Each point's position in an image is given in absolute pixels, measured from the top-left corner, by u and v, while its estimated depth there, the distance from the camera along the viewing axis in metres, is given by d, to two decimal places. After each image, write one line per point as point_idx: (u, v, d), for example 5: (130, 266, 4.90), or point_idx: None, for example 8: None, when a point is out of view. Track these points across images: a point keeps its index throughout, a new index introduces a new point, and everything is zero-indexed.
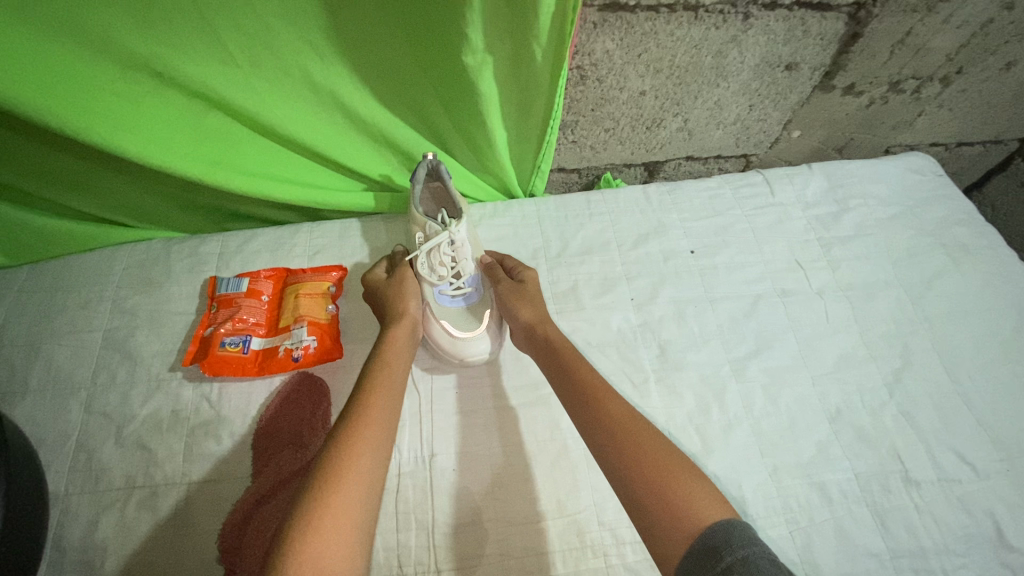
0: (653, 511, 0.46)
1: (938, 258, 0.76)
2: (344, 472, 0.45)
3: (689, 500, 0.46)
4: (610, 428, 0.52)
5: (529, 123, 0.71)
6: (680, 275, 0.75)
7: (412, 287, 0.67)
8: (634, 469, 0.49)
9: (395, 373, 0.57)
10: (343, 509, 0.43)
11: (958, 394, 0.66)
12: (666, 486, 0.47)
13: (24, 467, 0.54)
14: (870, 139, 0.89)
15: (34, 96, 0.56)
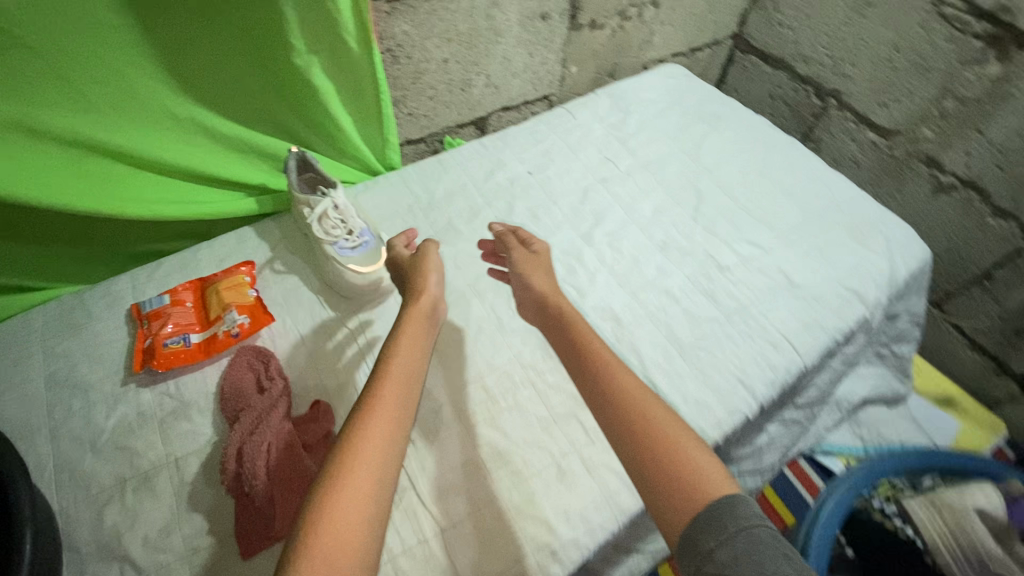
0: (657, 489, 0.49)
1: (698, 130, 1.12)
2: (353, 469, 0.47)
3: (695, 473, 0.49)
4: (629, 410, 0.54)
5: (366, 106, 0.83)
6: (526, 191, 0.96)
7: (432, 261, 0.69)
8: (644, 446, 0.52)
9: (408, 358, 0.58)
10: (353, 500, 0.46)
11: (739, 205, 0.98)
12: (678, 469, 0.50)
13: None
14: (627, 60, 1.19)
15: None
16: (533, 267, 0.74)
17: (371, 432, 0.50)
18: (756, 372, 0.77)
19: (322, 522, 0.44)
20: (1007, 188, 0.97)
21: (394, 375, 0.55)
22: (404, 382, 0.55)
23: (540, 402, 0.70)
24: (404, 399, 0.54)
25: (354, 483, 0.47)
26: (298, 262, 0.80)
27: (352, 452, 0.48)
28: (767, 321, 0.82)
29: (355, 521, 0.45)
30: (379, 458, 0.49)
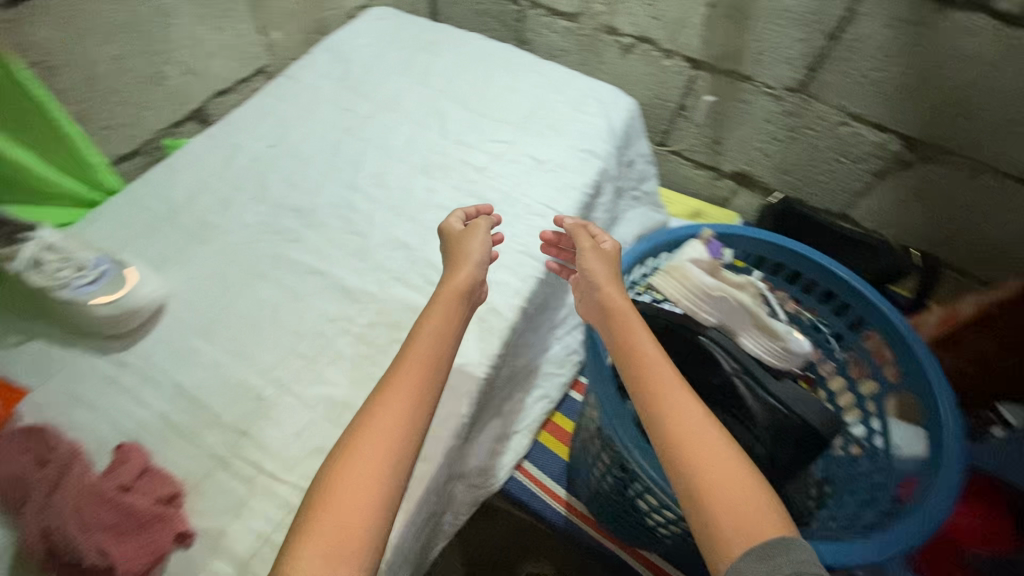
0: (710, 519, 0.52)
1: (421, 57, 1.17)
2: (371, 441, 0.54)
3: (749, 509, 0.52)
4: (679, 439, 0.57)
5: (38, 127, 0.75)
6: (274, 163, 0.93)
7: (470, 244, 0.73)
8: (676, 452, 0.56)
9: (430, 348, 0.63)
10: (368, 471, 0.53)
11: (477, 111, 1.07)
12: (717, 491, 0.53)
13: None
14: (328, 14, 1.20)
15: None
16: (597, 259, 0.74)
17: (381, 421, 0.56)
18: (533, 240, 0.89)
19: (327, 502, 0.51)
20: (665, 31, 1.21)
21: (413, 367, 0.60)
22: (426, 376, 0.60)
23: (358, 341, 0.72)
24: (419, 389, 0.59)
25: (355, 476, 0.52)
26: (39, 326, 0.71)
27: (358, 444, 0.54)
28: (528, 198, 0.94)
29: (354, 504, 0.51)
30: (382, 446, 0.54)
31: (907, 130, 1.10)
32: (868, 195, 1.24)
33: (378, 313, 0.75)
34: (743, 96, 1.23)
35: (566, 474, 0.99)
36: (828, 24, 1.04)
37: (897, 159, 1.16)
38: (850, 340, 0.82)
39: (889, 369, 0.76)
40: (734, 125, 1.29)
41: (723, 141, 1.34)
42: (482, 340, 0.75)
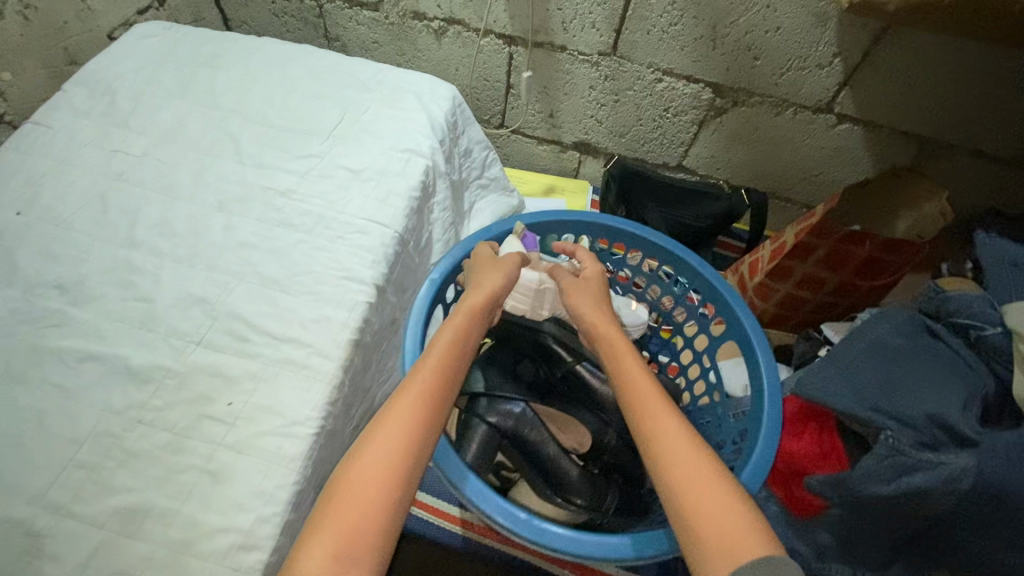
0: (693, 542, 0.49)
1: (203, 75, 1.02)
2: (377, 454, 0.53)
3: (732, 522, 0.48)
4: (679, 438, 0.55)
5: None
6: (22, 233, 0.76)
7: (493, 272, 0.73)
8: (665, 470, 0.54)
9: (451, 361, 0.63)
10: (368, 484, 0.52)
11: (278, 130, 0.96)
12: (704, 512, 0.50)
13: None
14: (77, 38, 1.02)
15: None
16: (585, 292, 0.73)
17: (396, 430, 0.55)
18: (358, 262, 0.80)
19: (336, 512, 0.50)
20: (469, 11, 1.16)
21: (421, 387, 0.59)
22: (444, 392, 0.60)
23: (155, 428, 0.62)
24: (435, 404, 0.59)
25: (369, 493, 0.51)
26: None
27: (374, 451, 0.54)
28: (344, 215, 0.85)
29: (358, 521, 0.49)
30: (394, 464, 0.53)
31: (714, 78, 1.15)
32: (695, 145, 1.30)
33: (175, 391, 0.65)
34: (563, 67, 1.22)
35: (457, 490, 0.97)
36: None
37: (712, 107, 1.21)
38: (675, 295, 0.86)
39: (710, 316, 0.81)
40: (562, 97, 1.28)
41: (557, 114, 1.33)
42: (308, 390, 0.67)
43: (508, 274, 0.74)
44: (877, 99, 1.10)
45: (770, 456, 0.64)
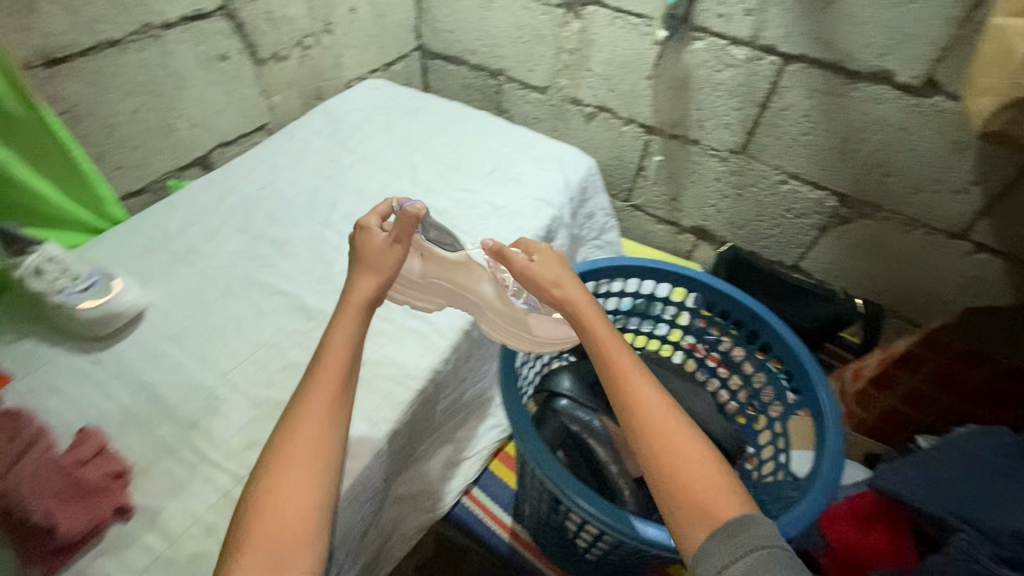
0: (679, 513, 0.57)
1: (403, 121, 1.33)
2: (280, 479, 0.55)
3: (713, 497, 0.57)
4: (651, 423, 0.60)
5: (53, 159, 0.87)
6: (260, 204, 1.06)
7: (390, 260, 0.69)
8: (653, 452, 0.60)
9: (338, 355, 0.63)
10: (279, 504, 0.54)
11: (446, 168, 1.20)
12: (693, 492, 0.57)
13: None
14: (328, 82, 1.38)
15: None
16: (547, 261, 0.71)
17: (305, 419, 0.58)
18: None
19: (268, 505, 0.54)
20: (620, 102, 1.36)
21: (317, 387, 0.61)
22: (346, 364, 0.63)
23: (310, 351, 0.81)
24: (332, 389, 0.61)
25: (301, 474, 0.56)
26: (29, 326, 0.79)
27: (291, 446, 0.57)
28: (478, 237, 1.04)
29: (297, 500, 0.55)
30: (307, 456, 0.57)
31: (841, 189, 1.21)
32: (814, 249, 1.34)
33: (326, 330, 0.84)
34: (693, 158, 1.36)
35: (513, 501, 1.04)
36: (759, 95, 1.18)
37: (835, 215, 1.25)
38: (755, 364, 0.94)
39: (787, 385, 0.90)
40: (688, 184, 1.41)
41: (679, 199, 1.46)
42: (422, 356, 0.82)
43: (382, 273, 0.68)
44: (1020, 232, 1.08)
45: (814, 513, 0.70)
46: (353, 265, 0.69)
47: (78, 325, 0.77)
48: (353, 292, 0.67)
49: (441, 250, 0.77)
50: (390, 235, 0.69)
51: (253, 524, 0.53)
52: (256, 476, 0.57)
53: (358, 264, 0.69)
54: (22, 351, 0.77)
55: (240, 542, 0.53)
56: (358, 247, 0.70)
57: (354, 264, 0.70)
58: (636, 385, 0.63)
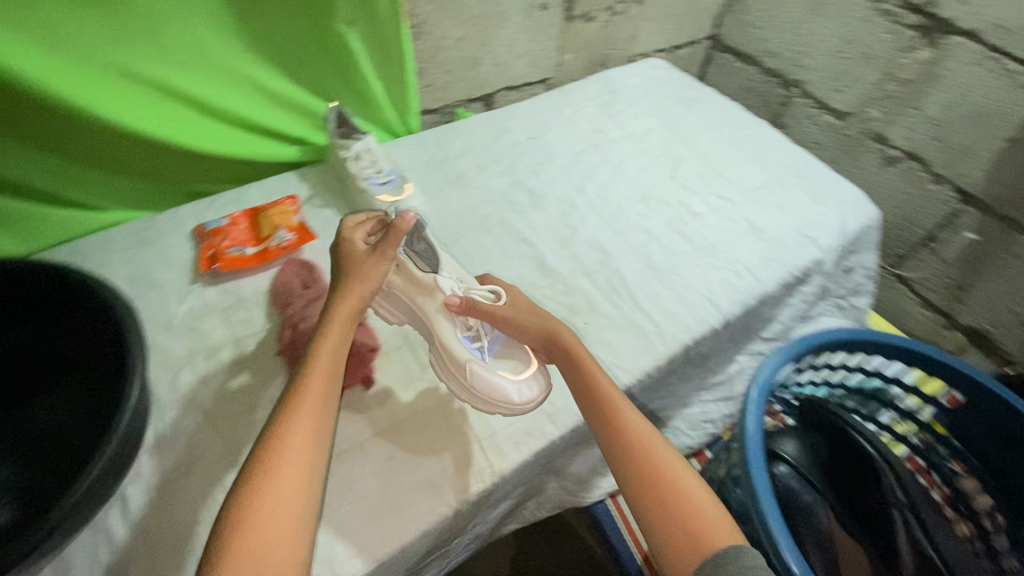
0: (666, 534, 0.58)
1: (676, 109, 1.27)
2: (273, 478, 0.51)
3: (701, 521, 0.58)
4: (639, 452, 0.62)
5: (392, 67, 0.98)
6: (527, 152, 1.10)
7: (372, 274, 0.64)
8: (645, 476, 0.60)
9: (327, 364, 0.59)
10: (270, 502, 0.50)
11: (711, 171, 1.11)
12: (683, 518, 0.58)
13: (109, 340, 0.66)
14: (616, 52, 1.35)
15: (53, 86, 0.72)
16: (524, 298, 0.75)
17: (305, 419, 0.55)
18: (721, 294, 0.90)
19: (258, 520, 0.49)
20: (942, 156, 1.13)
21: (314, 383, 0.58)
22: (328, 376, 0.59)
23: (539, 307, 0.83)
24: (331, 385, 0.59)
25: (294, 481, 0.52)
26: (332, 199, 0.94)
27: (292, 441, 0.54)
28: (729, 255, 0.95)
29: (288, 512, 0.51)
30: (311, 452, 0.54)
31: None
32: None
33: (556, 292, 0.86)
34: (1017, 250, 1.09)
35: None
36: None
37: None
38: None
39: None
40: (990, 275, 1.15)
41: (968, 289, 1.20)
42: (641, 355, 0.80)
43: (366, 288, 0.64)
44: None
45: None
46: (339, 276, 0.65)
47: (371, 213, 0.88)
48: (353, 289, 0.63)
49: (415, 265, 0.70)
50: (361, 265, 0.65)
51: (241, 540, 0.48)
52: (232, 495, 0.52)
53: (344, 286, 0.64)
54: (324, 218, 0.90)
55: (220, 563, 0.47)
56: (348, 271, 0.65)
57: (340, 278, 0.65)
58: (617, 403, 0.65)
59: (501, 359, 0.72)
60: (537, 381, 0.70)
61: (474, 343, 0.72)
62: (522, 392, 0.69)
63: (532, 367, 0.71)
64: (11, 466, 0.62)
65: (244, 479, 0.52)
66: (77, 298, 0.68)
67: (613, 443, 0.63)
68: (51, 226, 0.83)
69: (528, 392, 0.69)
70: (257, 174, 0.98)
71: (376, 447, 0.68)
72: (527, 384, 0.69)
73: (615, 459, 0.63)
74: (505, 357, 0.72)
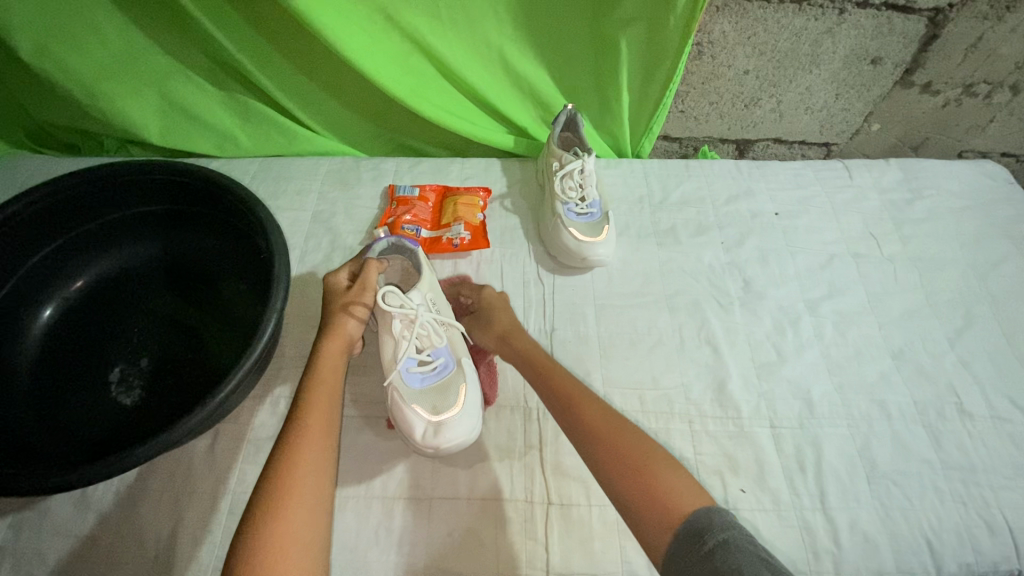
0: (638, 502, 0.49)
1: (1005, 247, 0.88)
2: (292, 483, 0.48)
3: (670, 483, 0.49)
4: (594, 436, 0.54)
5: (651, 84, 0.82)
6: (764, 230, 0.86)
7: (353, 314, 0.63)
8: (601, 438, 0.54)
9: (327, 389, 0.57)
10: (293, 515, 0.47)
11: (1017, 357, 0.77)
12: (647, 475, 0.50)
13: (261, 265, 0.66)
14: (944, 140, 0.99)
15: (320, 14, 0.70)
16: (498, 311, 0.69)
17: (310, 438, 0.52)
18: (953, 544, 0.62)
19: (279, 537, 0.45)
20: None
21: (317, 406, 0.55)
22: (330, 400, 0.56)
23: (691, 441, 0.66)
24: (333, 411, 0.56)
25: (310, 504, 0.48)
26: (523, 206, 0.86)
27: (298, 461, 0.50)
28: (994, 496, 0.66)
29: (308, 539, 0.46)
30: (322, 471, 0.51)
31: None
32: None
33: (719, 427, 0.67)
34: None
35: None
36: None
37: None
38: None
39: None
40: None
41: None
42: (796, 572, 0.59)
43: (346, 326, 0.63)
44: None
45: None
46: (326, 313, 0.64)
47: (554, 242, 0.78)
48: (342, 324, 0.63)
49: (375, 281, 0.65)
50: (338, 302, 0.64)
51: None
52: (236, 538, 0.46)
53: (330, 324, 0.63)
54: (507, 225, 0.83)
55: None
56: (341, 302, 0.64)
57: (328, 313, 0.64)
58: (559, 375, 0.61)
59: (433, 391, 0.62)
60: (451, 429, 0.59)
61: (417, 368, 0.63)
62: (428, 432, 0.59)
63: (453, 410, 0.60)
64: (154, 359, 0.64)
65: (248, 514, 0.47)
66: (244, 215, 0.65)
67: (564, 409, 0.57)
68: (280, 138, 0.88)
69: (432, 435, 0.59)
70: (468, 149, 0.94)
71: (442, 512, 0.59)
72: (439, 427, 0.59)
73: (575, 435, 0.56)
74: (433, 391, 0.62)
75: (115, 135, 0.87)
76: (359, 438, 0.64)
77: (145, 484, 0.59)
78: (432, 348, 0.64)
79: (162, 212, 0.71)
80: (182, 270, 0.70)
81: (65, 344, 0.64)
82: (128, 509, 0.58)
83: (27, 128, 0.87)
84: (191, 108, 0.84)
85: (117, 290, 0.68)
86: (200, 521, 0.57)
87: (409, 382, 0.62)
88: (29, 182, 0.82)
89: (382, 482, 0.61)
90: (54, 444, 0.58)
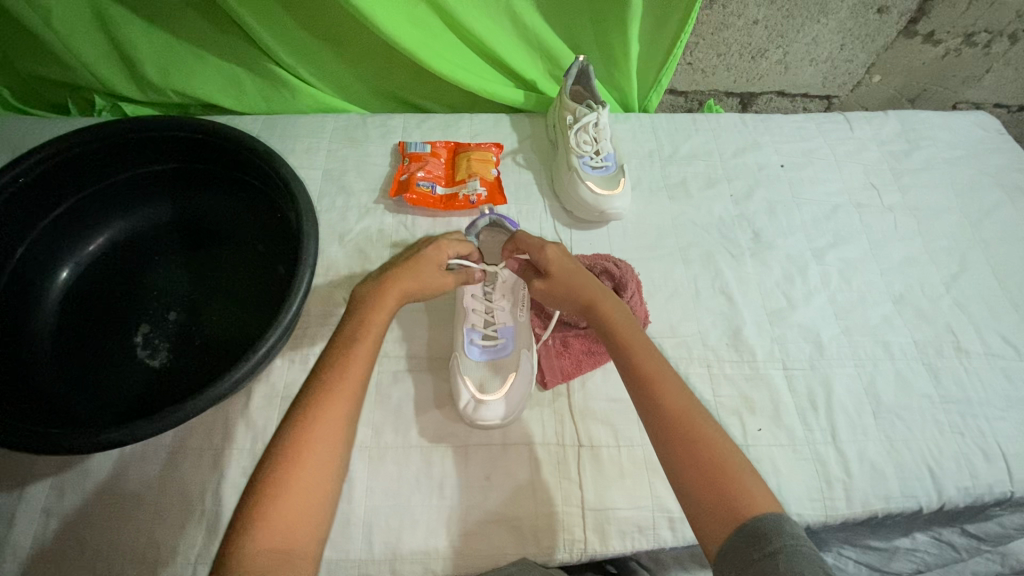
0: (705, 496, 0.46)
1: (996, 195, 0.90)
2: (307, 442, 0.46)
3: (747, 489, 0.45)
4: (676, 426, 0.50)
5: (662, 35, 0.81)
6: (772, 181, 0.88)
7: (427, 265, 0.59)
8: (675, 431, 0.49)
9: (368, 343, 0.52)
10: (310, 471, 0.45)
11: (1008, 298, 0.80)
12: (726, 488, 0.46)
13: (286, 222, 0.66)
14: (940, 91, 1.01)
15: None
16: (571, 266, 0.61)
17: (341, 391, 0.49)
18: (952, 469, 0.67)
19: (287, 492, 0.43)
20: None
21: (352, 364, 0.51)
22: (367, 358, 0.52)
23: (709, 384, 0.70)
24: (364, 371, 0.51)
25: (324, 454, 0.46)
26: (535, 162, 0.86)
27: (324, 414, 0.47)
28: (987, 425, 0.70)
29: (316, 492, 0.45)
30: (338, 432, 0.47)
31: None
32: None
33: (736, 370, 0.71)
34: None
35: None
36: None
37: None
38: None
39: None
40: None
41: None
42: (811, 499, 0.63)
43: (404, 289, 0.57)
44: None
45: None
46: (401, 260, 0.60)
47: (571, 199, 0.79)
48: (405, 279, 0.58)
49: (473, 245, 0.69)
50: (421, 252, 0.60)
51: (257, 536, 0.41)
52: (247, 493, 0.44)
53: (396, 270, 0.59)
54: (520, 183, 0.83)
55: (244, 551, 0.40)
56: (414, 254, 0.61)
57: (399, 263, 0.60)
58: (640, 353, 0.54)
59: (485, 368, 0.66)
60: (492, 410, 0.62)
61: (480, 342, 0.67)
62: (470, 404, 0.62)
63: (498, 391, 0.63)
64: (180, 317, 0.64)
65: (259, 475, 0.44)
66: (267, 170, 0.65)
67: (640, 392, 0.52)
68: (278, 95, 0.86)
69: (472, 409, 0.62)
70: (475, 107, 0.93)
71: (478, 458, 0.62)
72: (480, 403, 0.62)
73: (651, 427, 0.51)
74: (487, 369, 0.65)
75: (105, 91, 0.85)
76: (392, 391, 0.65)
77: (182, 441, 0.60)
78: (499, 327, 0.68)
79: (175, 171, 0.70)
80: (196, 229, 0.70)
81: (85, 309, 0.64)
82: (170, 466, 0.59)
83: (15, 82, 0.86)
84: (186, 61, 0.82)
85: (136, 250, 0.68)
86: (244, 474, 0.59)
87: (470, 353, 0.66)
88: (21, 143, 0.79)
89: (417, 432, 0.63)
90: (88, 409, 0.58)
